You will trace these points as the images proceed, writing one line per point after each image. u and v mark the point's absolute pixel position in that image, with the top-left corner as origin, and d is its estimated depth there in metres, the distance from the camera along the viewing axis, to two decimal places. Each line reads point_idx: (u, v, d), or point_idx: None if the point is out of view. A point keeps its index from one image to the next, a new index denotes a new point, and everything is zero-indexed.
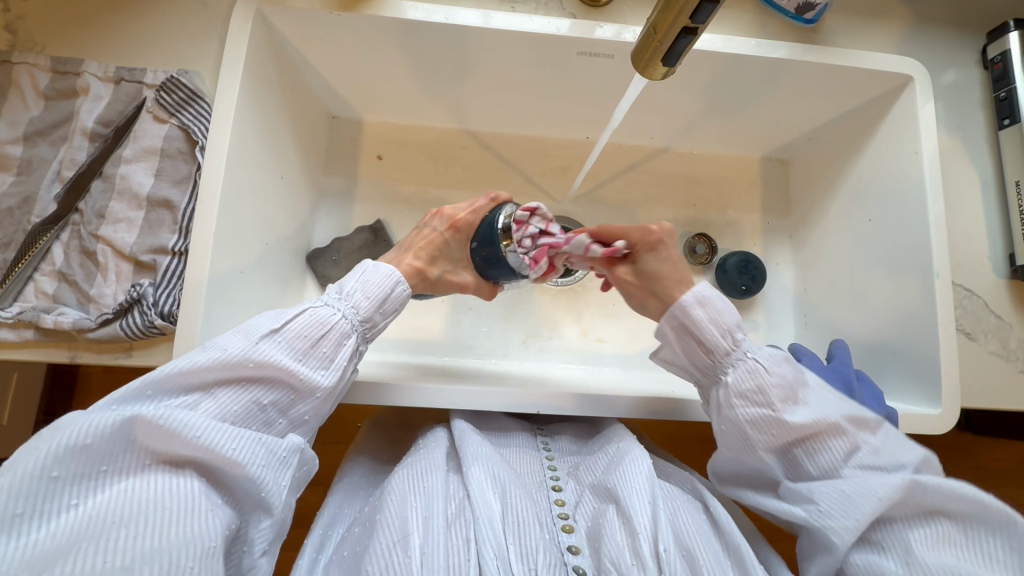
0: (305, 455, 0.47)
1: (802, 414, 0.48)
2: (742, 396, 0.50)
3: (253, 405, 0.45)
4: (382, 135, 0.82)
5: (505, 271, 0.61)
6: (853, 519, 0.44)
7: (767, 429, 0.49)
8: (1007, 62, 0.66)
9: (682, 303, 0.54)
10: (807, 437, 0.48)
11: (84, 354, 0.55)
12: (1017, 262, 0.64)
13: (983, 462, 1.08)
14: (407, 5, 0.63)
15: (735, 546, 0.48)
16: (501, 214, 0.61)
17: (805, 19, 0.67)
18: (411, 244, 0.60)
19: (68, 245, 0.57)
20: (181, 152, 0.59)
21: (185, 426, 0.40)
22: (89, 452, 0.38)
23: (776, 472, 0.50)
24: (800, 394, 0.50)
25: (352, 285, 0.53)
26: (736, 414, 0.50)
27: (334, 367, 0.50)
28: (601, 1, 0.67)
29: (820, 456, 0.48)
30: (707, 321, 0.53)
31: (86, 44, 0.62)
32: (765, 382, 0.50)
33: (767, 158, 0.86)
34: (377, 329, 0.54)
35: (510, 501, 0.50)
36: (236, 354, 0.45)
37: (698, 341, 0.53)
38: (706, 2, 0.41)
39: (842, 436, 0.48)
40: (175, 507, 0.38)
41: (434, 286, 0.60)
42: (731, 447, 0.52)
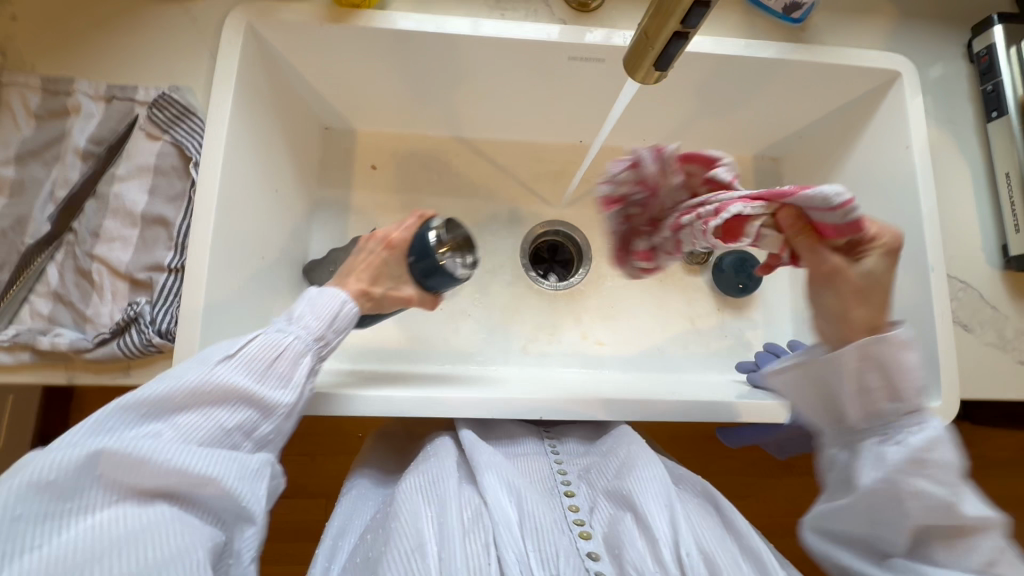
0: (276, 468, 0.48)
1: (974, 506, 0.45)
2: (928, 463, 0.45)
3: (218, 429, 0.44)
4: (376, 145, 0.82)
5: (445, 279, 0.62)
6: None
7: (938, 511, 0.45)
8: (992, 55, 0.67)
9: (891, 339, 0.47)
10: (965, 528, 0.45)
11: (82, 375, 0.55)
12: (1010, 253, 0.64)
13: (983, 451, 1.09)
14: (398, 15, 0.63)
15: (756, 550, 0.49)
16: (429, 229, 0.62)
17: (793, 18, 0.68)
18: (350, 268, 0.60)
19: (63, 266, 0.57)
20: (175, 168, 0.59)
21: (145, 458, 0.40)
22: (52, 491, 0.38)
23: (900, 547, 0.47)
24: (966, 480, 0.47)
25: (301, 308, 0.53)
26: (906, 478, 0.45)
27: (294, 386, 0.49)
28: (591, 6, 0.67)
29: (968, 551, 0.45)
30: (913, 370, 0.47)
31: (77, 63, 0.61)
32: (954, 459, 0.45)
33: (759, 156, 0.86)
34: (330, 346, 0.53)
35: (526, 508, 0.50)
36: (191, 382, 0.44)
37: (887, 383, 0.47)
38: (696, 6, 0.41)
39: (992, 536, 0.45)
40: (149, 534, 0.38)
41: (379, 304, 0.59)
42: (864, 501, 0.47)
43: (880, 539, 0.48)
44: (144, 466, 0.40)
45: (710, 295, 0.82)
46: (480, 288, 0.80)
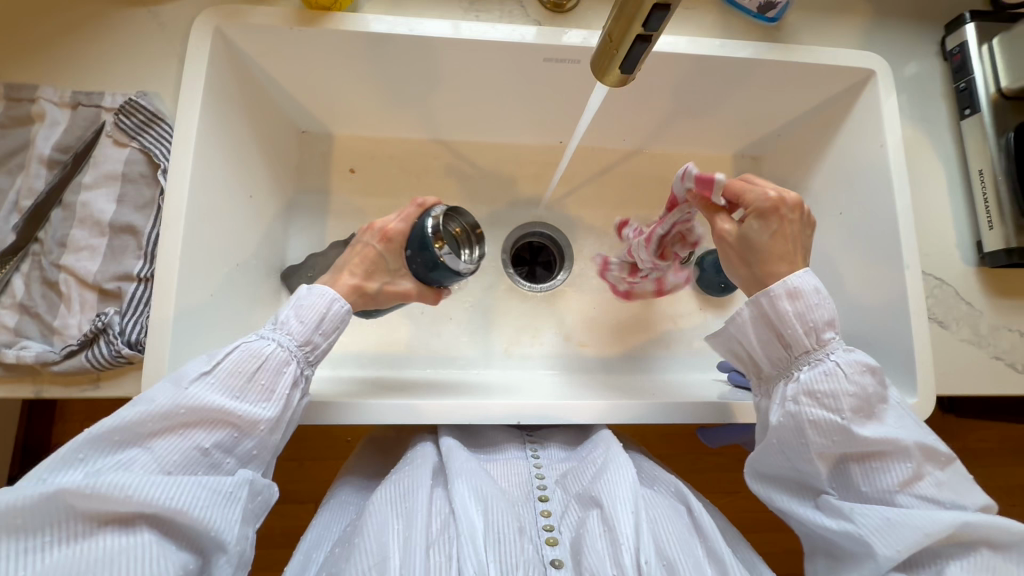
0: (258, 486, 0.47)
1: (870, 429, 0.48)
2: (812, 397, 0.49)
3: (194, 450, 0.44)
4: (354, 148, 0.81)
5: (446, 273, 0.57)
6: (896, 549, 0.45)
7: (830, 434, 0.49)
8: (965, 53, 0.67)
9: (772, 291, 0.51)
10: (867, 453, 0.48)
11: (50, 388, 0.54)
12: (984, 249, 0.65)
13: (966, 443, 1.10)
14: (370, 18, 0.62)
15: (718, 552, 0.49)
16: (428, 218, 0.57)
17: (768, 18, 0.68)
18: (344, 262, 0.58)
19: (29, 276, 0.56)
20: (144, 175, 0.58)
21: (112, 487, 0.39)
22: (22, 527, 0.38)
23: (821, 481, 0.50)
24: (872, 409, 0.49)
25: (286, 313, 0.51)
26: (798, 410, 0.50)
27: (276, 398, 0.48)
28: (566, 7, 0.67)
29: (875, 476, 0.48)
30: (795, 314, 0.50)
31: (41, 69, 0.60)
32: (840, 390, 0.49)
33: (739, 155, 0.86)
34: (319, 351, 0.52)
35: (491, 518, 0.49)
36: (165, 406, 0.44)
37: (778, 333, 0.51)
38: (656, 9, 0.41)
39: (903, 461, 0.48)
40: (119, 563, 0.38)
41: (375, 300, 0.58)
42: (776, 441, 0.51)
43: (807, 479, 0.51)
44: (110, 495, 0.39)
45: (692, 294, 0.82)
46: (461, 291, 0.79)
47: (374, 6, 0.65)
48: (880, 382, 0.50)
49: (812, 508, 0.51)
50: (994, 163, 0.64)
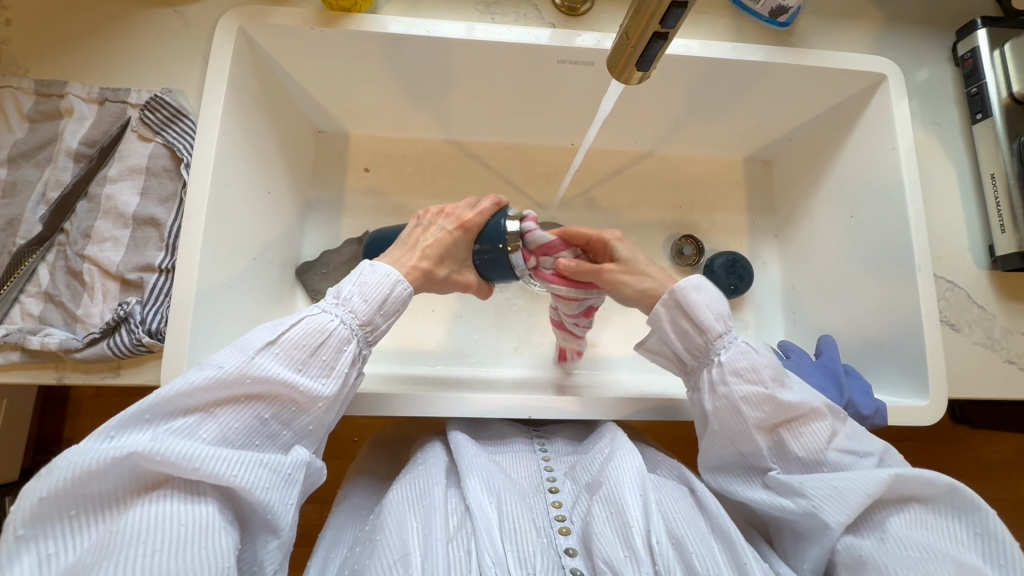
0: (312, 467, 0.48)
1: (792, 394, 0.50)
2: (736, 374, 0.52)
3: (255, 421, 0.45)
4: (369, 148, 0.83)
5: (505, 273, 0.61)
6: (844, 513, 0.45)
7: (760, 405, 0.50)
8: (977, 58, 0.68)
9: (680, 287, 0.55)
10: (791, 419, 0.50)
11: (72, 375, 0.55)
12: (996, 253, 0.65)
13: (980, 454, 1.09)
14: (389, 19, 0.64)
15: (723, 527, 0.49)
16: (504, 219, 0.59)
17: (779, 22, 0.69)
18: (418, 244, 0.58)
19: (54, 266, 0.57)
20: (167, 170, 0.60)
21: (182, 456, 0.40)
22: (98, 485, 0.39)
23: (764, 458, 0.51)
24: (787, 376, 0.52)
25: (351, 289, 0.52)
26: (730, 392, 0.51)
27: (335, 374, 0.49)
28: (580, 10, 0.68)
29: (803, 439, 0.50)
30: (705, 305, 0.54)
31: (70, 67, 0.62)
32: (758, 363, 0.52)
33: (749, 159, 0.87)
34: (379, 332, 0.53)
35: (506, 509, 0.50)
36: (233, 371, 0.45)
37: (694, 323, 0.54)
38: (672, 6, 0.42)
39: (821, 420, 0.50)
40: (188, 528, 0.39)
41: (438, 285, 0.59)
42: (719, 429, 0.52)
43: (750, 458, 0.51)
44: (180, 463, 0.40)
45: None
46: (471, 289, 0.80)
47: (392, 7, 0.67)
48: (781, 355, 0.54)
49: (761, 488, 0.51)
50: (1006, 166, 0.64)
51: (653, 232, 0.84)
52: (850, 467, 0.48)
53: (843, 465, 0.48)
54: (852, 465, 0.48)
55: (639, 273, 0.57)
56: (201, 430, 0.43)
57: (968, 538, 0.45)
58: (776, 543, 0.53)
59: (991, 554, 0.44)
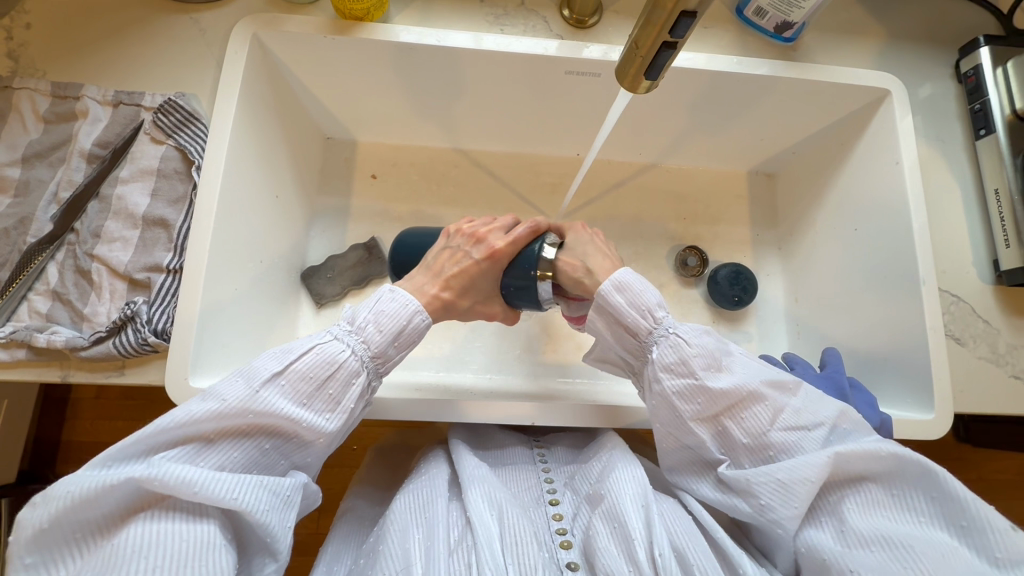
0: (307, 490, 0.48)
1: (724, 381, 0.50)
2: (668, 369, 0.52)
3: (256, 451, 0.45)
4: (376, 155, 0.84)
5: (531, 300, 0.61)
6: (792, 507, 0.45)
7: (693, 398, 0.50)
8: (980, 75, 0.68)
9: (602, 289, 0.55)
10: (729, 406, 0.49)
11: (77, 374, 0.55)
12: (1001, 268, 0.65)
13: (984, 473, 1.09)
14: (399, 29, 0.65)
15: (725, 548, 0.48)
16: (541, 245, 0.59)
17: (784, 37, 0.70)
18: (443, 270, 0.58)
19: (63, 265, 0.58)
20: (178, 172, 0.60)
21: (181, 480, 0.40)
22: (98, 509, 0.39)
23: (712, 451, 0.50)
24: (722, 362, 0.51)
25: (364, 317, 0.51)
26: (663, 388, 0.52)
27: (340, 410, 0.49)
28: (588, 23, 0.69)
29: (746, 424, 0.49)
30: (627, 304, 0.54)
31: (87, 70, 0.63)
32: (687, 354, 0.51)
33: (753, 172, 0.88)
34: (389, 363, 0.53)
35: (508, 521, 0.49)
36: (236, 405, 0.44)
37: (622, 324, 0.55)
38: (683, 16, 0.42)
39: (762, 402, 0.49)
40: (191, 546, 0.39)
41: (461, 314, 0.60)
42: (663, 425, 0.53)
43: (702, 453, 0.52)
44: (179, 488, 0.39)
45: (705, 308, 0.82)
46: None
47: (403, 18, 0.68)
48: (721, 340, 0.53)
49: (715, 483, 0.51)
50: (1009, 182, 0.65)
51: (657, 242, 0.85)
52: (795, 448, 0.47)
53: (788, 446, 0.48)
54: (797, 444, 0.47)
55: (577, 259, 0.59)
56: (201, 459, 0.43)
57: (925, 506, 0.45)
58: (750, 536, 0.53)
59: (951, 516, 0.44)
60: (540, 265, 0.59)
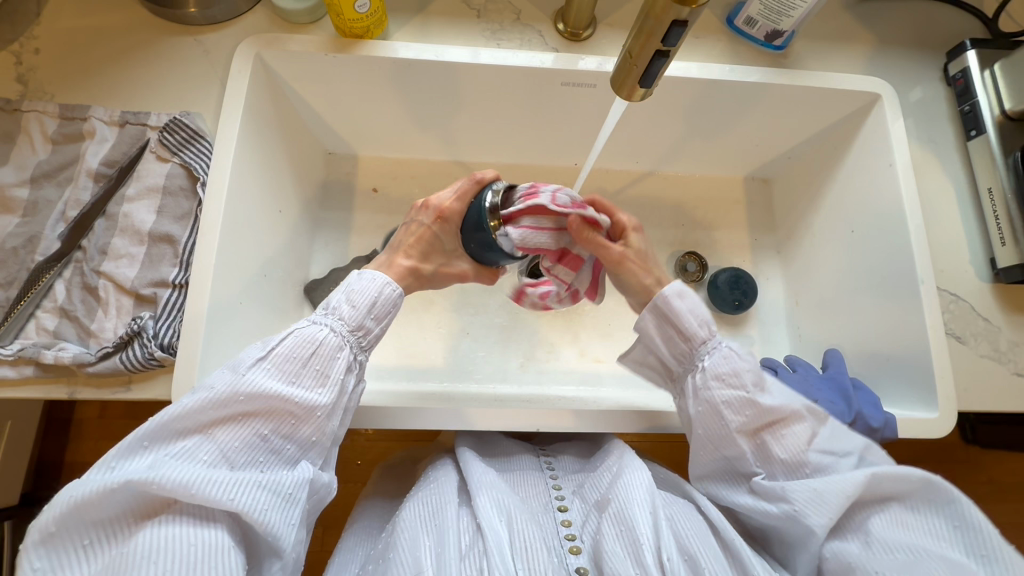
0: (315, 483, 0.49)
1: (772, 398, 0.51)
2: (719, 378, 0.52)
3: (254, 437, 0.46)
4: (377, 169, 0.85)
5: (499, 256, 0.57)
6: (824, 516, 0.45)
7: (741, 410, 0.51)
8: (968, 78, 0.70)
9: (664, 293, 0.55)
10: (771, 422, 0.50)
11: (83, 390, 0.55)
12: (999, 266, 0.65)
13: (994, 475, 1.09)
14: (398, 45, 0.67)
15: (734, 546, 0.48)
16: (486, 195, 0.56)
17: (774, 45, 0.72)
18: (401, 243, 0.59)
19: (70, 282, 0.58)
20: (183, 189, 0.61)
21: (180, 482, 0.41)
22: (101, 514, 0.40)
23: (748, 462, 0.51)
24: (767, 380, 0.52)
25: (339, 299, 0.53)
26: (712, 396, 0.51)
27: (330, 383, 0.50)
28: (582, 35, 0.70)
29: (785, 441, 0.50)
30: (687, 311, 0.54)
31: (94, 92, 0.65)
32: (738, 367, 0.52)
33: (749, 178, 0.89)
34: (372, 335, 0.53)
35: (516, 527, 0.49)
36: (225, 391, 0.46)
37: (678, 330, 0.54)
38: (673, 25, 0.43)
39: (800, 422, 0.50)
40: (195, 548, 0.40)
41: (430, 281, 0.59)
42: (703, 434, 0.52)
43: (735, 463, 0.52)
44: (179, 489, 0.41)
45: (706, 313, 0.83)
46: (476, 307, 0.80)
47: (403, 34, 0.69)
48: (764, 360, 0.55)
49: (749, 492, 0.51)
50: (1002, 181, 0.65)
51: (657, 248, 0.85)
52: (831, 469, 0.48)
53: (823, 465, 0.48)
54: (832, 465, 0.49)
55: (644, 267, 0.58)
56: (201, 452, 0.44)
57: (947, 531, 0.45)
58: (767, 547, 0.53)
59: (970, 544, 0.44)
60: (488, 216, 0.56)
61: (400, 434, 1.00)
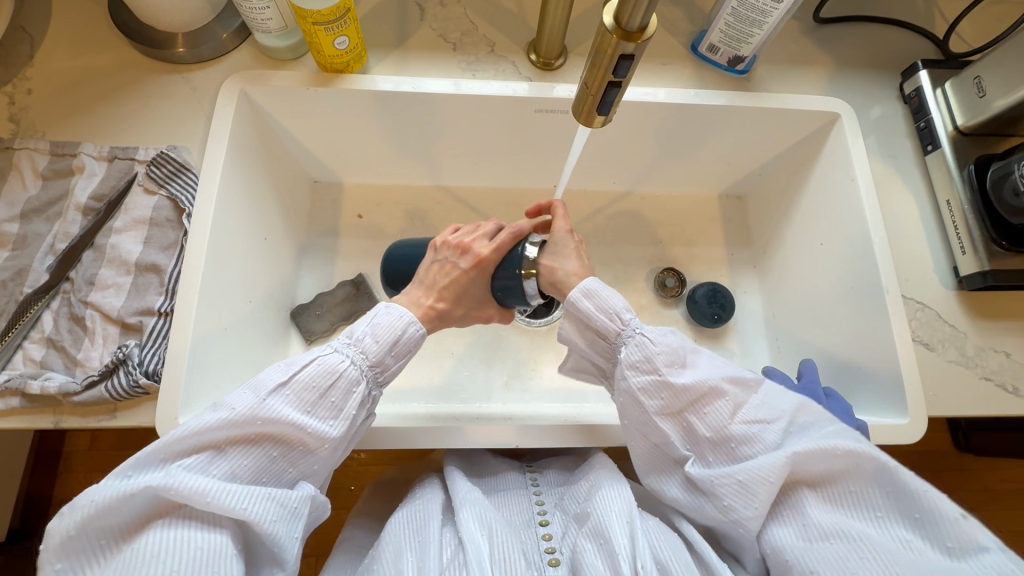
0: (315, 502, 0.50)
1: (686, 376, 0.52)
2: (634, 367, 0.54)
3: (265, 458, 0.48)
4: (362, 195, 0.87)
5: (520, 300, 0.63)
6: (752, 507, 0.47)
7: (658, 393, 0.53)
8: (921, 96, 0.74)
9: (572, 296, 0.57)
10: (692, 401, 0.52)
11: (69, 419, 0.56)
12: (961, 274, 0.68)
13: (989, 483, 1.11)
14: (378, 78, 0.70)
15: (702, 554, 0.50)
16: (525, 246, 0.62)
17: (737, 70, 0.75)
18: (434, 283, 0.61)
19: (57, 313, 0.60)
20: (169, 220, 0.63)
21: (195, 490, 0.43)
22: (118, 517, 0.42)
23: (678, 447, 0.52)
24: (686, 358, 0.54)
25: (362, 330, 0.54)
26: (629, 385, 0.54)
27: (343, 417, 0.51)
28: (554, 65, 0.74)
29: (709, 419, 0.51)
30: (595, 309, 0.57)
31: (84, 129, 0.67)
32: (651, 352, 0.54)
33: (724, 195, 0.91)
34: (388, 372, 0.55)
35: (496, 540, 0.50)
36: (246, 413, 0.47)
37: (593, 328, 0.57)
38: (621, 58, 0.46)
39: (722, 396, 0.51)
40: (203, 554, 0.42)
41: (456, 320, 0.63)
42: (632, 423, 0.55)
43: (667, 449, 0.53)
44: (193, 497, 0.42)
45: (686, 328, 0.84)
46: (462, 327, 0.82)
47: (382, 68, 0.73)
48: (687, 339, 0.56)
49: (684, 482, 0.53)
50: (959, 194, 0.68)
51: (636, 265, 0.87)
52: (756, 441, 0.49)
53: (749, 438, 0.50)
54: (758, 436, 0.50)
55: (556, 262, 0.61)
56: (213, 467, 0.46)
57: (882, 501, 0.46)
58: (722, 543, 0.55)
59: (907, 509, 0.46)
60: (523, 265, 0.61)
61: (390, 457, 1.01)
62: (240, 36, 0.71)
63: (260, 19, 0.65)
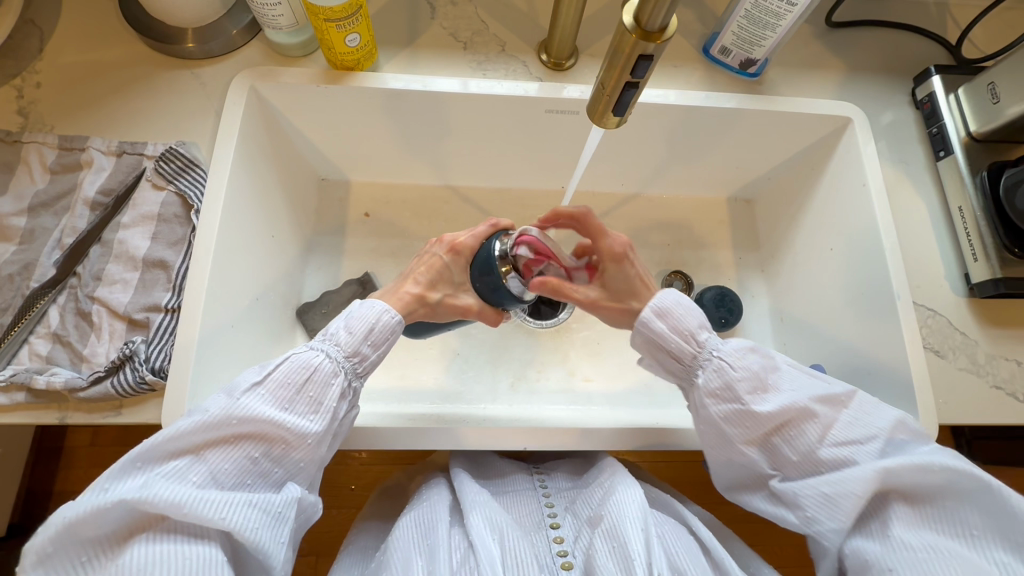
0: (303, 503, 0.50)
1: (770, 404, 0.53)
2: (713, 396, 0.54)
3: (245, 461, 0.47)
4: (369, 194, 0.86)
5: (508, 298, 0.61)
6: (838, 519, 0.50)
7: (740, 422, 0.54)
8: (934, 102, 0.73)
9: (643, 317, 0.56)
10: (779, 426, 0.53)
11: (75, 415, 0.56)
12: (972, 280, 0.67)
13: None
14: (388, 77, 0.69)
15: (721, 562, 0.50)
16: (496, 240, 0.62)
17: (749, 73, 0.75)
18: (412, 270, 0.63)
19: (64, 308, 0.59)
20: (178, 216, 0.63)
21: (170, 500, 0.42)
22: (95, 532, 0.41)
23: (761, 467, 0.54)
24: (768, 382, 0.54)
25: (336, 325, 0.54)
26: (710, 413, 0.55)
27: (322, 411, 0.51)
28: (565, 65, 0.74)
29: (795, 442, 0.52)
30: (669, 331, 0.56)
31: (92, 123, 0.67)
32: (732, 379, 0.54)
33: (733, 198, 0.90)
34: (367, 362, 0.55)
35: (508, 545, 0.50)
36: (219, 415, 0.47)
37: (668, 352, 0.56)
38: (641, 58, 0.46)
39: (812, 419, 0.52)
40: (186, 565, 0.41)
41: (435, 311, 0.62)
42: (710, 445, 0.56)
43: (752, 468, 0.55)
44: (170, 508, 0.42)
45: None
46: (467, 328, 0.81)
47: (392, 66, 0.72)
48: (765, 357, 0.56)
49: (767, 493, 0.55)
50: (972, 201, 0.68)
51: (643, 268, 0.86)
52: (849, 460, 0.51)
53: (838, 461, 0.51)
54: (851, 456, 0.51)
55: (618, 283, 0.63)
56: (191, 473, 0.45)
57: (979, 520, 0.48)
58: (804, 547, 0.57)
59: (1005, 529, 0.47)
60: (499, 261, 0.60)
61: (393, 458, 1.00)
62: (250, 32, 0.71)
63: (271, 15, 0.64)
